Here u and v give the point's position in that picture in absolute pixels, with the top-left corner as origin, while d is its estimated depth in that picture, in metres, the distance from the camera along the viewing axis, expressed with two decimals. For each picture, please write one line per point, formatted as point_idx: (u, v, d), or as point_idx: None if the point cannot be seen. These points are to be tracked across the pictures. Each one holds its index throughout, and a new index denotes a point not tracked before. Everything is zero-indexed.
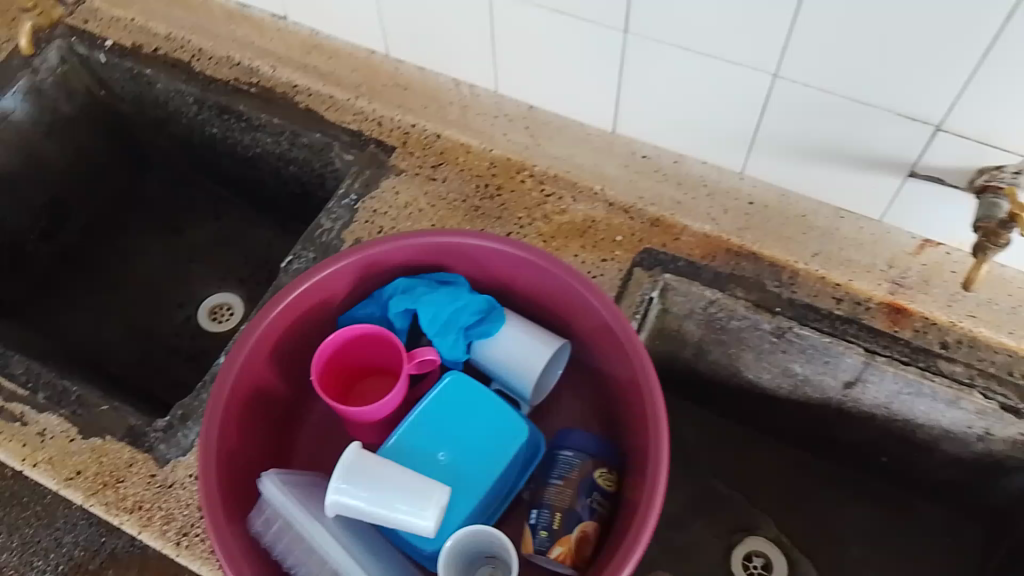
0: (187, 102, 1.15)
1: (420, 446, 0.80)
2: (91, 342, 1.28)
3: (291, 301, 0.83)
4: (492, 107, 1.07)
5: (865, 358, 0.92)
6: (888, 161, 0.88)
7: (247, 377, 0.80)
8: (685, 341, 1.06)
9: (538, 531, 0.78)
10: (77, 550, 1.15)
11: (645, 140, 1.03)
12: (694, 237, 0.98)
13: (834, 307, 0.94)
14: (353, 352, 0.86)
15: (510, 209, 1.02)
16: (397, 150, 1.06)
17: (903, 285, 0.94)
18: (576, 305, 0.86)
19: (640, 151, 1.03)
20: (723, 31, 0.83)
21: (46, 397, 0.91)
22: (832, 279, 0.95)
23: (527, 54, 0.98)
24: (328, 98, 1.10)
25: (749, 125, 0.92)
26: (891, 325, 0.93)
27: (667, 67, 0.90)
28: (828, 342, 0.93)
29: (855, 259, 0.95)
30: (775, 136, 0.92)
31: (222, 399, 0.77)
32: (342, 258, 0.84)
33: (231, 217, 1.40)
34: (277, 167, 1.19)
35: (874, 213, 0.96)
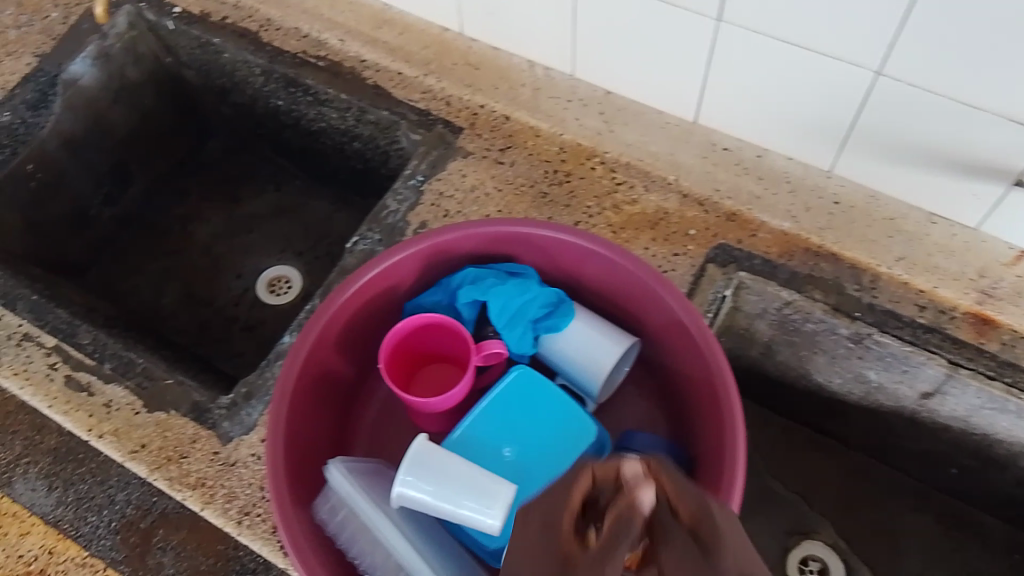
0: (255, 72, 1.14)
1: (485, 441, 0.78)
2: (150, 309, 1.29)
3: (357, 289, 0.81)
4: (566, 90, 1.04)
5: (947, 370, 0.88)
6: (991, 167, 0.84)
7: (313, 363, 0.79)
8: (753, 340, 1.03)
9: None
10: (130, 508, 1.12)
11: (727, 131, 0.99)
12: (771, 234, 0.94)
13: (916, 314, 0.90)
14: (418, 338, 0.85)
15: (579, 196, 0.99)
16: (465, 131, 1.04)
17: (992, 295, 0.89)
18: (648, 300, 0.83)
19: (721, 142, 0.98)
20: (824, 23, 0.78)
21: (112, 367, 0.92)
22: (915, 284, 0.90)
23: (609, 38, 0.94)
24: (396, 75, 1.07)
25: (843, 120, 0.87)
26: (976, 336, 0.88)
27: (758, 57, 0.85)
28: (910, 352, 0.89)
29: (943, 267, 0.90)
30: (871, 134, 0.87)
31: (288, 389, 0.76)
32: (409, 246, 0.82)
33: (291, 188, 1.38)
34: (341, 142, 1.17)
35: (970, 221, 0.91)
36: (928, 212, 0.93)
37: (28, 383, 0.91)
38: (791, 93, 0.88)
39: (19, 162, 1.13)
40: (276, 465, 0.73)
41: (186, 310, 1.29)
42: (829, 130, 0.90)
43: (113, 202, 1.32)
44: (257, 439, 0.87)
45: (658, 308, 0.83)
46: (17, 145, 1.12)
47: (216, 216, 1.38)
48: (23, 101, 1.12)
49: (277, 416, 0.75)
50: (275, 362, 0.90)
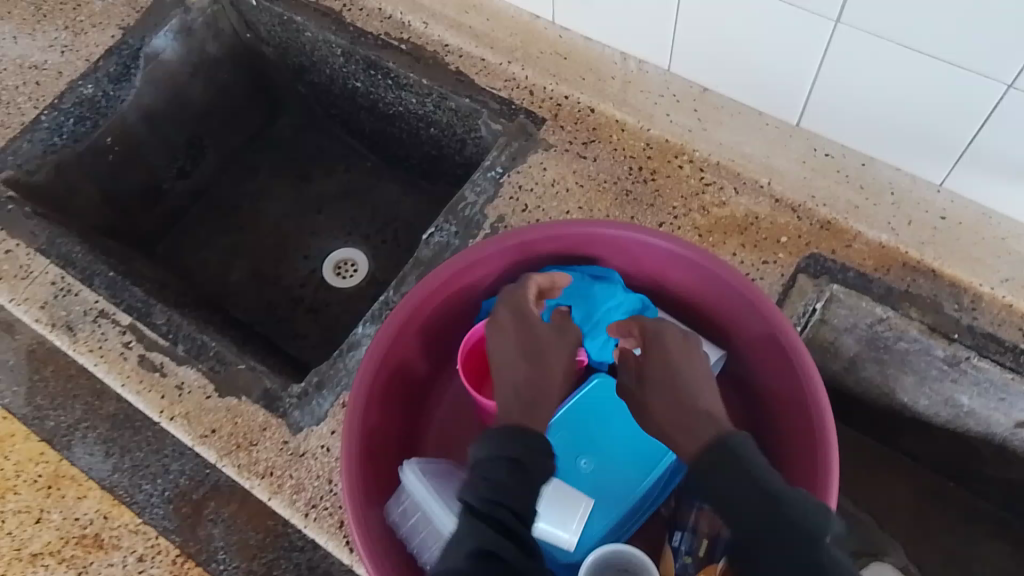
0: (335, 53, 1.12)
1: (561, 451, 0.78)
2: (216, 285, 1.28)
3: (435, 284, 0.79)
4: (658, 85, 1.00)
5: None
6: None
7: (389, 358, 0.78)
8: (837, 355, 0.98)
9: (681, 555, 0.74)
10: None
11: (829, 137, 0.94)
12: (867, 246, 0.89)
13: (1020, 339, 0.85)
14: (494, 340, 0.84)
15: (664, 196, 0.95)
16: (547, 123, 1.00)
17: None
18: (736, 306, 0.80)
19: (822, 148, 0.94)
20: (954, 28, 0.73)
21: (185, 349, 0.91)
22: (1019, 308, 0.85)
23: (711, 35, 0.90)
24: (479, 62, 1.05)
25: (963, 134, 0.83)
26: None
27: (873, 61, 0.81)
28: (1010, 379, 0.85)
29: None
30: (993, 149, 0.82)
31: (363, 385, 0.74)
32: (490, 243, 0.79)
33: (359, 169, 1.36)
34: (417, 127, 1.15)
35: None
36: None
37: (103, 359, 0.92)
38: (903, 99, 0.83)
39: (100, 133, 1.13)
40: (351, 458, 0.72)
41: (252, 288, 1.29)
42: (941, 140, 0.85)
43: (185, 176, 1.32)
44: (327, 430, 0.86)
45: (747, 320, 0.80)
46: (98, 117, 1.13)
47: (284, 194, 1.37)
48: (106, 73, 1.11)
49: (353, 408, 0.73)
50: (348, 352, 0.87)
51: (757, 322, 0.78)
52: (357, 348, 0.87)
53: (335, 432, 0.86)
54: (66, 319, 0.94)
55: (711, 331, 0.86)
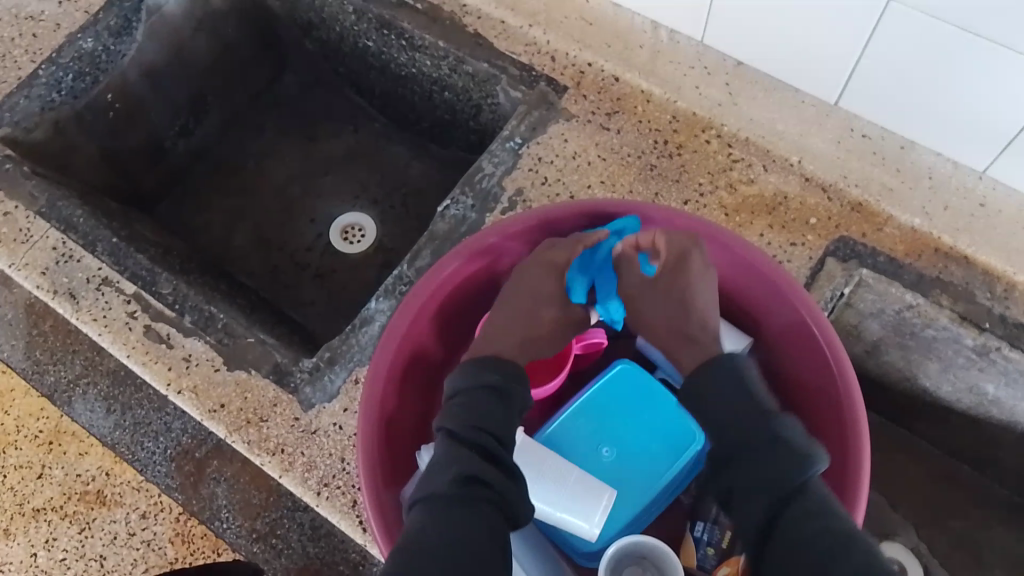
0: (347, 10, 1.07)
1: (583, 439, 0.76)
2: (219, 247, 1.25)
3: (456, 267, 0.76)
4: (689, 56, 0.96)
5: None
6: None
7: (407, 342, 0.75)
8: (860, 339, 0.96)
9: (703, 547, 0.72)
10: (184, 437, 1.16)
11: (869, 117, 0.90)
12: (899, 230, 0.86)
13: None
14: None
15: (691, 171, 0.91)
16: (569, 91, 0.96)
17: None
18: (768, 296, 0.77)
19: (860, 129, 0.90)
20: (1015, 10, 0.69)
21: (191, 321, 0.88)
22: None
23: (751, 7, 0.86)
24: (498, 24, 1.00)
25: (1015, 123, 0.79)
26: None
27: (923, 40, 0.77)
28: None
29: None
30: None
31: (382, 373, 0.72)
32: (513, 224, 0.76)
33: (368, 130, 1.31)
34: (430, 90, 1.11)
35: None
36: None
37: (107, 330, 0.89)
38: (948, 80, 0.79)
39: (99, 90, 1.09)
40: (369, 444, 0.70)
41: (257, 251, 1.25)
42: (986, 125, 0.82)
43: (187, 134, 1.27)
44: (340, 408, 0.83)
45: (776, 309, 0.77)
46: (98, 74, 1.08)
47: (289, 154, 1.32)
48: (106, 27, 1.05)
49: (368, 395, 0.71)
50: (360, 329, 0.84)
51: (787, 312, 0.76)
52: (369, 324, 0.84)
53: (347, 409, 0.83)
54: (68, 286, 0.91)
55: (738, 317, 0.84)
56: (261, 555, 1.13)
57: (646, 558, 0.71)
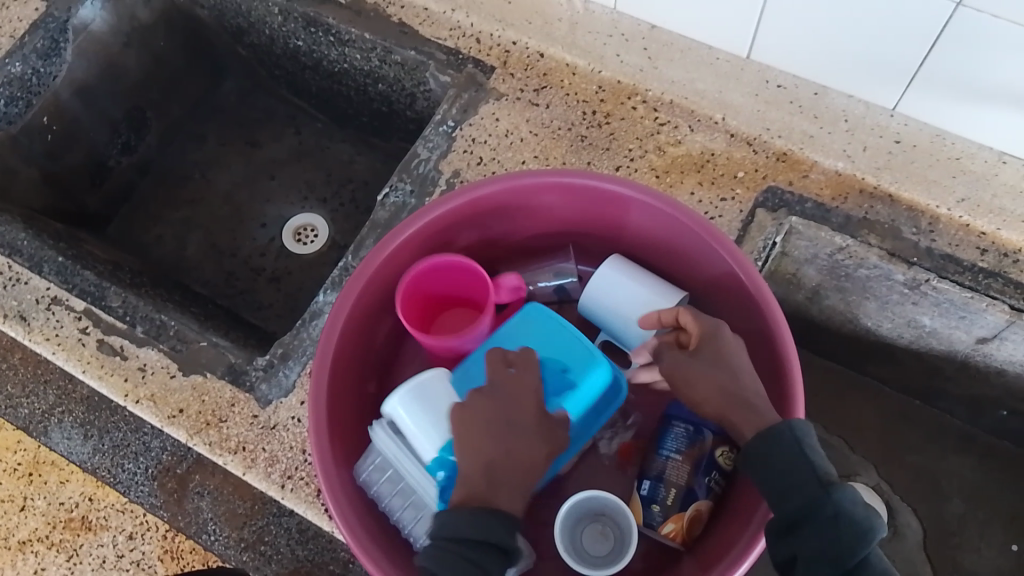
0: (272, 12, 1.08)
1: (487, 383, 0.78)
2: (173, 260, 1.26)
3: (393, 248, 0.78)
4: (606, 25, 0.98)
5: (1009, 317, 0.85)
6: None
7: (344, 334, 0.77)
8: (801, 286, 0.98)
9: (651, 505, 0.75)
10: (165, 454, 1.09)
11: (782, 68, 0.93)
12: (825, 175, 0.89)
13: (977, 258, 0.86)
14: (430, 283, 0.83)
15: (620, 138, 0.93)
16: (497, 71, 0.98)
17: None
18: (699, 252, 0.79)
19: (775, 80, 0.93)
20: None
21: (144, 330, 0.90)
22: (976, 227, 0.86)
23: None
24: (422, 12, 1.01)
25: (914, 58, 0.82)
26: None
27: None
28: (969, 298, 0.85)
29: (1009, 208, 0.86)
30: (938, 72, 0.83)
31: (326, 358, 0.74)
32: (444, 202, 0.78)
33: (311, 131, 1.32)
34: (364, 84, 1.12)
35: None
36: (998, 152, 0.88)
37: (61, 348, 0.90)
38: (849, 23, 0.82)
39: (34, 114, 1.10)
40: (320, 434, 0.71)
41: (211, 261, 1.26)
42: (889, 62, 0.84)
43: (131, 151, 1.28)
44: (296, 401, 0.85)
45: (706, 261, 0.79)
46: (30, 97, 1.09)
47: (236, 162, 1.33)
48: (33, 49, 1.07)
49: (313, 396, 0.72)
50: (310, 322, 0.87)
51: (718, 261, 0.78)
52: (319, 317, 0.87)
53: (304, 402, 0.85)
54: (18, 309, 0.92)
55: (671, 273, 0.86)
56: (251, 563, 1.06)
57: (605, 514, 0.76)
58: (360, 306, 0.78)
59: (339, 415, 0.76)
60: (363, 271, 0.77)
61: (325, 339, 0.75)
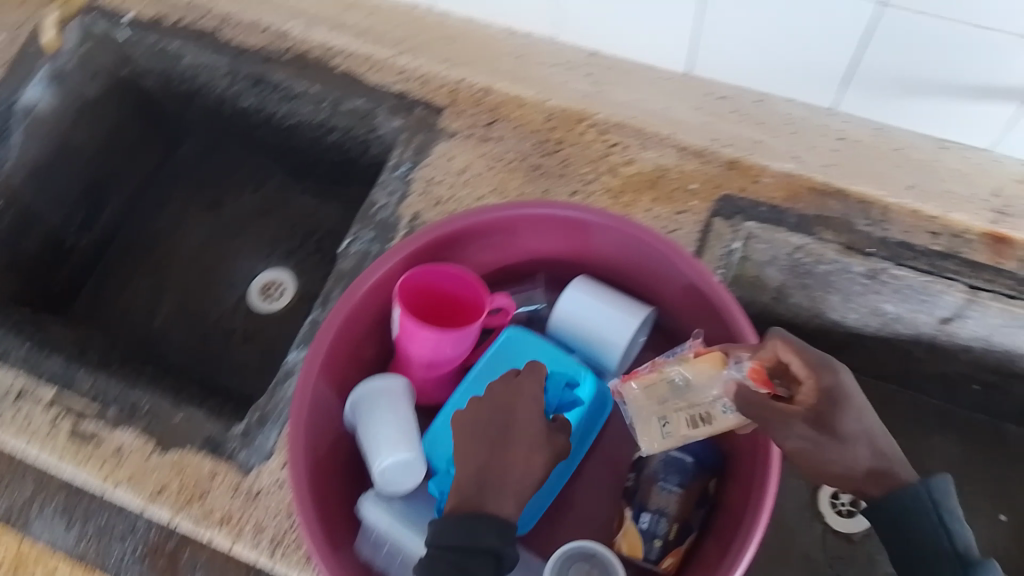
0: (220, 74, 1.09)
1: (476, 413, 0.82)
2: (142, 332, 1.25)
3: (361, 297, 0.79)
4: (549, 55, 1.01)
5: (968, 296, 0.87)
6: (999, 89, 0.83)
7: (318, 391, 0.77)
8: (764, 288, 1.00)
9: (653, 541, 0.77)
10: None
11: (722, 80, 0.96)
12: (775, 178, 0.91)
13: (930, 243, 0.88)
14: (407, 302, 0.81)
15: (573, 164, 0.95)
16: (447, 109, 0.99)
17: (1007, 214, 0.88)
18: (660, 268, 0.81)
19: (716, 92, 0.96)
20: None
21: (117, 412, 0.89)
22: (926, 212, 0.89)
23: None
24: (367, 59, 1.03)
25: (844, 59, 0.86)
26: (995, 257, 0.87)
27: None
28: (927, 282, 0.87)
29: (955, 191, 0.89)
30: (871, 69, 0.86)
31: (303, 416, 0.74)
32: (407, 245, 0.80)
33: (269, 186, 1.33)
34: (318, 136, 1.13)
35: (979, 142, 0.90)
36: (937, 139, 0.92)
37: (34, 439, 0.89)
38: (783, 29, 0.85)
39: None
40: (303, 493, 0.71)
41: (180, 327, 1.25)
42: (820, 65, 0.88)
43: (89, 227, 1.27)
44: (277, 465, 0.85)
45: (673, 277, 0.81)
46: None
47: (197, 224, 1.33)
48: None
49: (293, 454, 0.72)
50: (284, 382, 0.88)
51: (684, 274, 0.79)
52: (291, 376, 0.88)
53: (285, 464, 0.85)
54: None
55: (639, 291, 0.87)
56: None
57: (596, 555, 0.75)
58: (329, 362, 0.78)
59: (320, 471, 0.76)
60: (327, 324, 0.77)
61: (297, 399, 0.74)
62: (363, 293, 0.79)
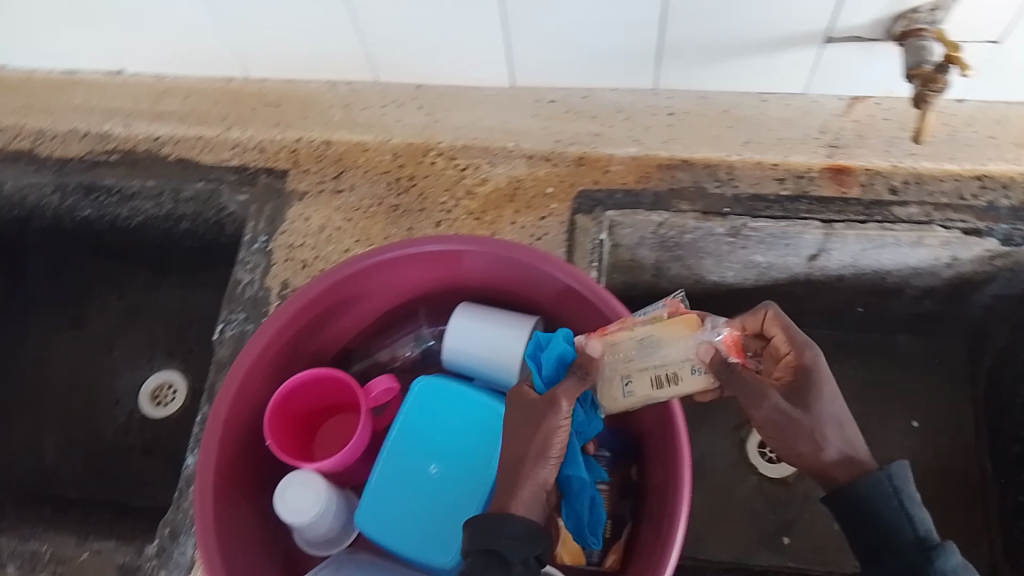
0: (46, 193, 1.04)
1: (403, 469, 0.78)
2: (34, 474, 1.17)
3: (240, 383, 0.75)
4: (377, 98, 1.01)
5: (824, 231, 0.90)
6: (799, 37, 0.87)
7: (220, 489, 0.72)
8: (642, 268, 1.02)
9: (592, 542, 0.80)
10: None
11: (548, 85, 0.99)
12: (624, 164, 0.93)
13: (778, 188, 0.91)
14: (293, 400, 0.81)
15: (431, 195, 0.94)
16: (290, 172, 0.97)
17: (839, 146, 0.92)
18: (533, 276, 0.81)
19: (546, 96, 0.99)
20: None
21: (17, 567, 0.85)
22: (767, 161, 0.92)
23: (401, 31, 0.93)
24: (197, 140, 1.01)
25: (651, 39, 0.89)
26: (839, 188, 0.91)
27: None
28: (785, 227, 0.90)
29: (788, 137, 0.93)
30: (679, 43, 0.89)
31: (208, 520, 0.70)
32: (275, 318, 0.77)
33: (133, 289, 1.27)
34: (168, 229, 1.09)
35: (797, 88, 0.95)
36: (757, 94, 0.96)
37: None
38: (587, 22, 0.88)
39: None
40: None
41: (74, 458, 1.18)
42: (632, 49, 0.91)
43: None
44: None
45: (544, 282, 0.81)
46: None
47: (66, 346, 1.26)
48: None
49: (207, 563, 0.67)
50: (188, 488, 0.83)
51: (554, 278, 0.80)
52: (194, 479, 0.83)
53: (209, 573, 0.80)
54: None
55: (520, 303, 0.87)
56: None
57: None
58: (226, 452, 0.74)
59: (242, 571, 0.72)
60: (213, 415, 0.73)
61: (200, 504, 0.70)
62: (242, 377, 0.75)
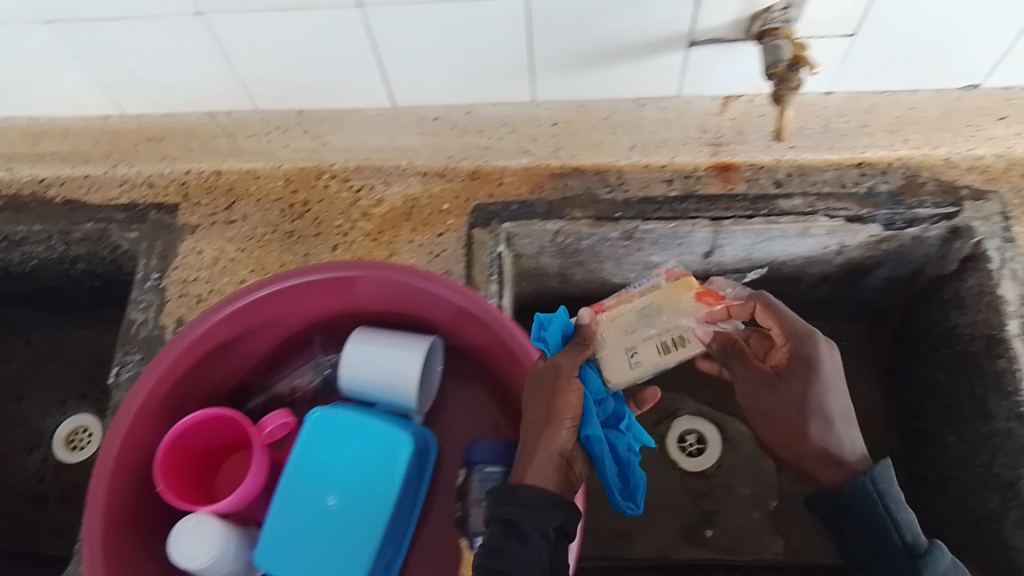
0: None
1: (300, 504, 0.77)
2: None
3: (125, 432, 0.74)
4: (260, 125, 1.01)
5: (713, 228, 0.92)
6: (663, 41, 0.88)
7: (112, 541, 0.72)
8: (546, 275, 1.04)
9: None
10: None
11: (430, 103, 1.00)
12: (515, 175, 0.95)
13: (668, 189, 0.93)
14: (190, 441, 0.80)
15: (325, 219, 0.94)
16: (181, 206, 0.96)
17: (722, 144, 0.95)
18: (426, 299, 0.81)
19: (429, 114, 1.00)
20: None
21: None
22: (655, 163, 0.94)
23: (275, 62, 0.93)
24: (82, 180, 0.99)
25: (521, 52, 0.91)
26: (725, 185, 0.93)
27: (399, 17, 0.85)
28: (675, 227, 0.92)
29: (670, 138, 0.96)
30: (547, 51, 0.91)
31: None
32: (156, 362, 0.75)
33: (35, 335, 1.24)
34: (61, 272, 1.06)
35: (671, 91, 0.97)
36: (636, 98, 0.98)
37: None
38: (458, 43, 0.89)
39: None
40: None
41: None
42: (503, 61, 0.92)
43: None
44: None
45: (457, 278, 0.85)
46: None
47: None
48: None
49: None
50: None
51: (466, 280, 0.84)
52: None
53: None
54: None
55: (419, 324, 0.87)
56: None
57: None
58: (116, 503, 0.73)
59: None
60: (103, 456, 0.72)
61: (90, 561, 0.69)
62: (128, 425, 0.74)
